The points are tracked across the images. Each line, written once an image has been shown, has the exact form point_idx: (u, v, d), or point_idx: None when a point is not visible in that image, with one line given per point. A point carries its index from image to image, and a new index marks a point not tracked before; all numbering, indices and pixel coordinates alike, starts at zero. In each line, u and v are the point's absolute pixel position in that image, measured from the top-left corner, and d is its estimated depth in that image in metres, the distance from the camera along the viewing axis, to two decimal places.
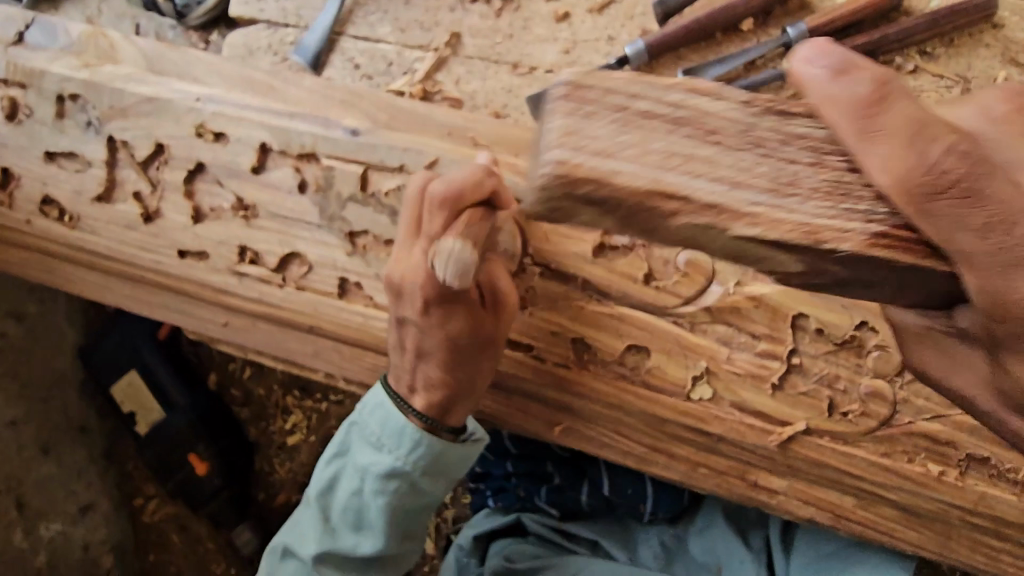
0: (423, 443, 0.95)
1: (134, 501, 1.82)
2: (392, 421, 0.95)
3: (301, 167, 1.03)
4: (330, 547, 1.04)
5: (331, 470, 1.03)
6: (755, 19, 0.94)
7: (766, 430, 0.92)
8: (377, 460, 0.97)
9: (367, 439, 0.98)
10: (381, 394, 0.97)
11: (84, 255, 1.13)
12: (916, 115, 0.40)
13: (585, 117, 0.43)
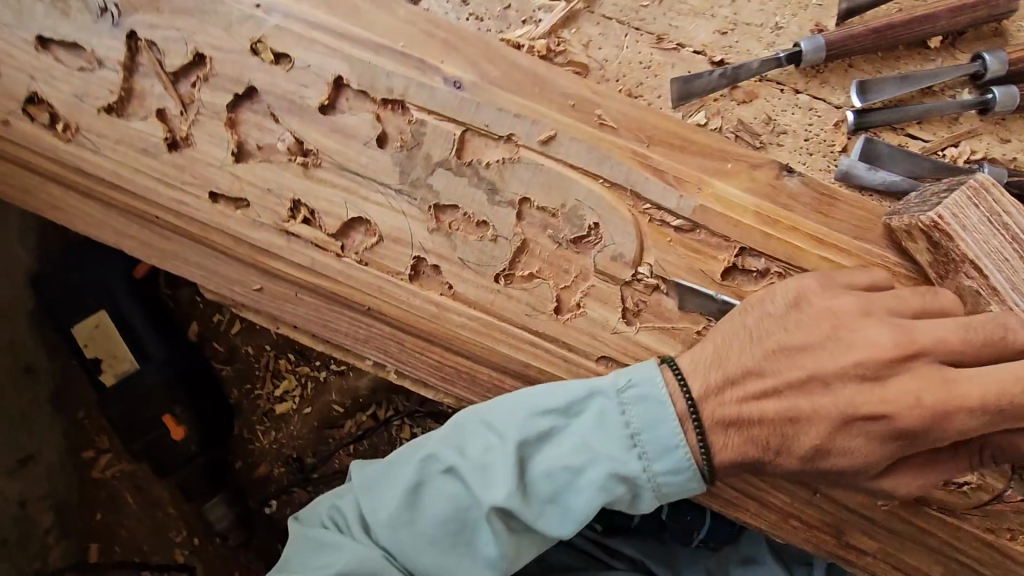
0: (687, 464, 0.75)
1: (84, 453, 1.57)
2: (665, 428, 0.75)
3: (383, 115, 0.84)
4: (498, 520, 0.77)
5: (546, 427, 0.77)
6: (943, 37, 0.83)
7: (866, 441, 0.74)
8: (623, 459, 0.75)
9: (621, 431, 0.75)
10: (662, 386, 0.76)
11: (77, 177, 0.88)
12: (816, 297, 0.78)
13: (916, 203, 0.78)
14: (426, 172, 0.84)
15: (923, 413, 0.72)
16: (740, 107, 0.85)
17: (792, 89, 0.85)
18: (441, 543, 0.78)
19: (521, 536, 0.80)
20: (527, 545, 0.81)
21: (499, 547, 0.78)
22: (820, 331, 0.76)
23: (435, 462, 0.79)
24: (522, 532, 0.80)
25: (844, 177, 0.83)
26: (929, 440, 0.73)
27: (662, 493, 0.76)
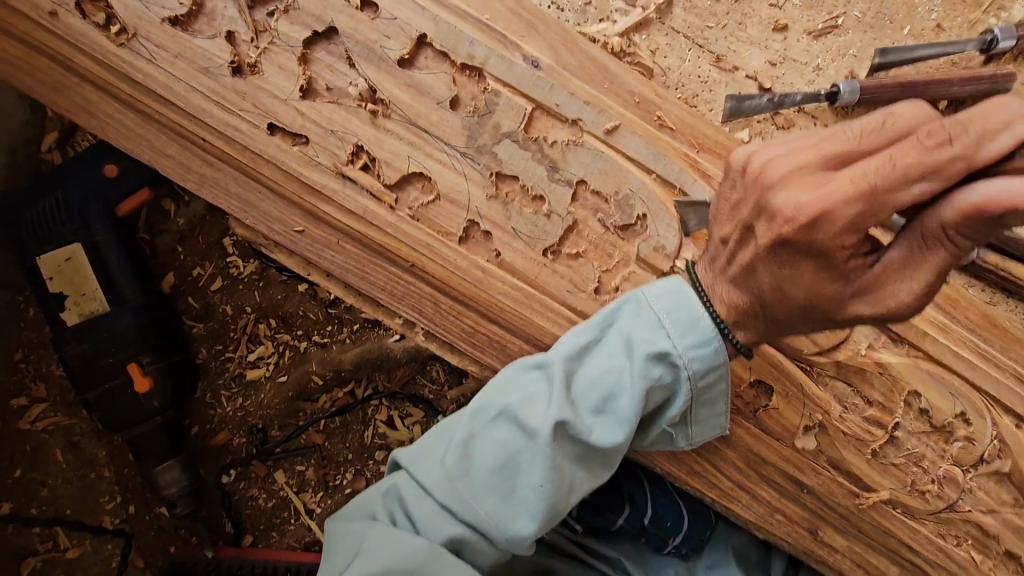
0: (713, 339, 0.77)
1: (14, 401, 1.44)
2: (687, 308, 0.78)
3: (459, 79, 0.86)
4: (558, 444, 0.77)
5: (581, 340, 0.80)
6: (948, 104, 0.97)
7: (804, 270, 0.68)
8: (653, 344, 0.77)
9: (646, 321, 0.78)
10: (682, 283, 0.80)
11: (121, 84, 0.84)
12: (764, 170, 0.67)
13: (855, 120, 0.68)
14: (492, 140, 0.87)
15: (816, 222, 0.63)
16: (779, 131, 0.95)
17: (822, 124, 0.95)
18: (502, 487, 0.79)
19: (581, 457, 0.80)
20: (589, 465, 0.80)
21: (560, 471, 0.77)
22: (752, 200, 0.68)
23: (488, 409, 0.80)
24: (581, 449, 0.79)
25: None
26: (844, 244, 0.63)
27: (697, 373, 0.78)
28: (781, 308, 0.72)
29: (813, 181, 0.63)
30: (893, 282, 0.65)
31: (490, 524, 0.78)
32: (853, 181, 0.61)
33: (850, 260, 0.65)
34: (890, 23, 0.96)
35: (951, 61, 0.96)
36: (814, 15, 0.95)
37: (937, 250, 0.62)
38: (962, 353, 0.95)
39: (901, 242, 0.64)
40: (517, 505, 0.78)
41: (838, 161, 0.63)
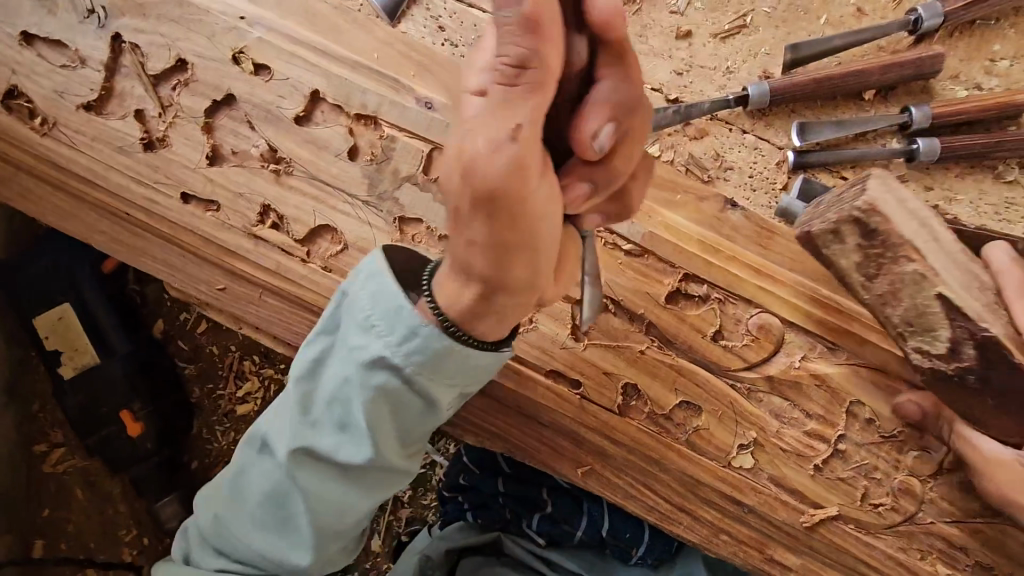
0: (420, 328, 0.73)
1: (36, 447, 1.57)
2: (387, 294, 0.74)
3: (355, 129, 0.88)
4: (302, 466, 0.82)
5: (312, 356, 0.81)
6: (876, 92, 0.90)
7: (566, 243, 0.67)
8: (365, 347, 0.76)
9: (354, 320, 0.77)
10: (383, 259, 0.78)
11: (50, 170, 0.90)
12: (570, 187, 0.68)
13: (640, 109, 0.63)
14: (393, 186, 0.89)
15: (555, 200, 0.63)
16: (693, 142, 0.92)
17: (739, 129, 0.92)
18: (311, 489, 0.83)
19: (342, 477, 0.83)
20: (386, 454, 0.83)
21: (314, 495, 0.82)
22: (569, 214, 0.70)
23: (257, 440, 0.87)
24: (337, 472, 0.83)
25: (782, 213, 0.90)
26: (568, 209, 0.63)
27: (453, 356, 0.75)
28: (481, 261, 0.65)
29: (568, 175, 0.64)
30: (519, 194, 0.55)
31: (267, 553, 0.86)
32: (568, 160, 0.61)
33: (466, 172, 0.54)
34: (804, 14, 0.90)
35: (877, 45, 0.90)
36: (719, 17, 0.91)
37: (518, 116, 0.51)
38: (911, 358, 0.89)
39: (493, 126, 0.51)
40: (293, 532, 0.85)
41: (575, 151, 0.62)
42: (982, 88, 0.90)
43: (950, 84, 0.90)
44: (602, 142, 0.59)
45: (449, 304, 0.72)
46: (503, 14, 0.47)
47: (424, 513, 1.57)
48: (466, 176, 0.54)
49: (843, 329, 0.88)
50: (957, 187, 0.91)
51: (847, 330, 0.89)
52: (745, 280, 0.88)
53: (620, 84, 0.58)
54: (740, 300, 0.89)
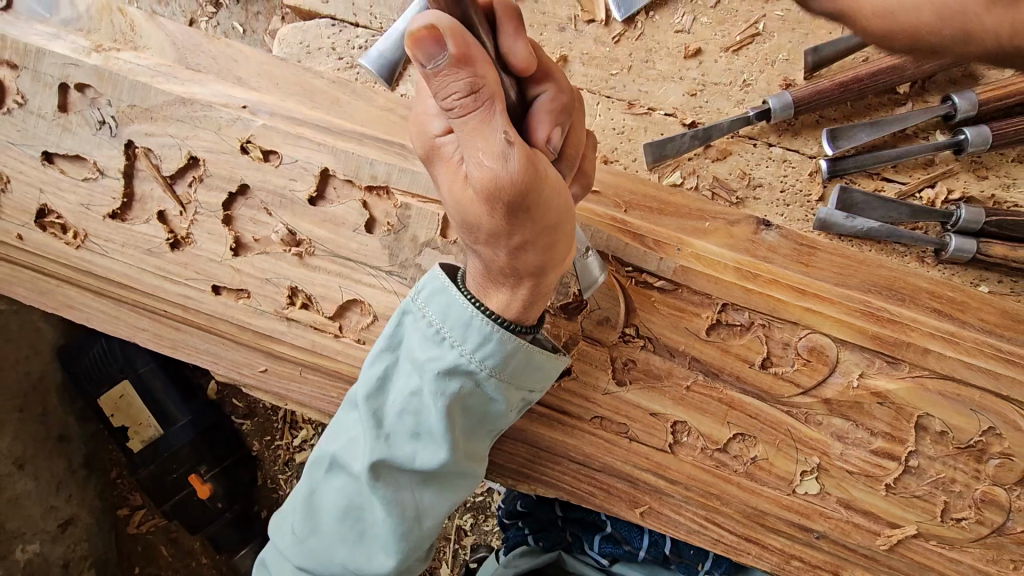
0: (493, 332, 0.70)
1: (119, 511, 1.63)
2: (455, 307, 0.70)
3: (369, 201, 0.88)
4: (383, 479, 0.76)
5: (378, 373, 0.76)
6: (912, 83, 0.84)
7: (515, 248, 0.65)
8: (433, 359, 0.72)
9: (424, 332, 0.73)
10: (442, 276, 0.73)
11: (89, 278, 0.93)
12: (550, 218, 0.64)
13: (487, 113, 0.55)
14: (414, 252, 0.88)
15: (485, 200, 0.60)
16: (716, 164, 0.89)
17: (765, 142, 0.88)
18: (357, 529, 0.78)
19: (424, 483, 0.78)
20: (434, 486, 0.78)
21: (398, 505, 0.76)
22: (541, 241, 0.65)
23: (326, 455, 0.79)
24: (420, 480, 0.77)
25: (822, 226, 0.85)
26: (491, 215, 0.61)
27: (490, 371, 0.72)
28: (530, 256, 0.66)
29: (517, 195, 0.58)
30: (534, 172, 0.59)
31: (346, 562, 0.79)
32: (488, 174, 0.57)
33: (492, 188, 0.58)
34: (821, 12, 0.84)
35: None
36: (729, 29, 0.86)
37: (497, 129, 0.56)
38: (981, 364, 0.83)
39: (480, 148, 0.56)
40: (372, 541, 0.78)
41: (493, 153, 0.56)
42: None
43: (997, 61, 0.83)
44: (557, 142, 0.69)
45: (502, 309, 0.72)
46: (441, 63, 0.52)
47: (487, 539, 1.59)
48: (494, 191, 0.58)
49: (903, 341, 0.83)
50: (1012, 173, 0.84)
51: (906, 341, 0.83)
52: (789, 302, 0.83)
53: (558, 89, 0.70)
54: (786, 323, 0.84)
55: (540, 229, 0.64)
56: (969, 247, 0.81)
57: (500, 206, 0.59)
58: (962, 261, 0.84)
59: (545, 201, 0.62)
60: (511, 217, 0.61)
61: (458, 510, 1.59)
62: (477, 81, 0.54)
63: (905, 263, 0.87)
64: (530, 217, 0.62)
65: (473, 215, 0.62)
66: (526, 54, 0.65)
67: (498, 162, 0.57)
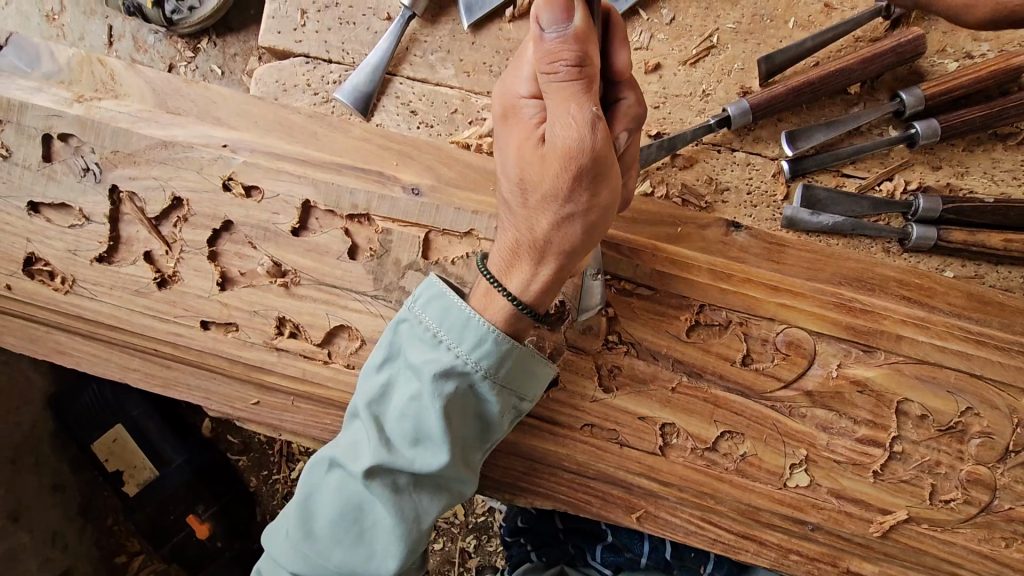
0: (489, 334, 0.73)
1: (117, 558, 1.60)
2: (451, 312, 0.74)
3: (350, 229, 0.90)
4: (381, 481, 0.77)
5: (380, 379, 0.78)
6: (862, 83, 0.88)
7: (564, 215, 0.70)
8: (430, 362, 0.74)
9: (423, 337, 0.75)
10: (439, 283, 0.76)
11: (78, 322, 0.94)
12: (603, 201, 0.70)
13: (583, 89, 0.63)
14: (397, 275, 0.90)
15: (556, 160, 0.66)
16: (682, 171, 0.92)
17: (728, 148, 0.92)
18: (353, 533, 0.79)
19: (421, 487, 0.79)
20: (432, 490, 0.79)
21: (396, 507, 0.77)
22: (587, 221, 0.70)
23: (325, 461, 0.80)
24: (417, 484, 0.79)
25: (790, 224, 0.88)
26: (557, 176, 0.67)
27: (486, 373, 0.74)
28: (573, 230, 0.71)
29: (590, 164, 0.65)
30: (608, 150, 0.66)
31: (342, 567, 0.79)
32: (572, 139, 0.64)
33: (568, 153, 0.65)
34: (771, 22, 0.89)
35: (853, 37, 0.88)
36: (685, 43, 0.90)
37: (587, 102, 0.63)
38: (953, 347, 0.85)
39: (571, 112, 0.63)
40: (369, 544, 0.79)
41: (583, 121, 0.64)
42: (973, 56, 0.87)
43: (939, 59, 0.88)
44: (620, 144, 0.74)
45: (521, 292, 0.74)
46: (558, 27, 0.61)
47: (492, 559, 1.58)
48: (569, 156, 0.65)
49: (876, 329, 0.86)
50: (965, 162, 0.88)
51: (879, 329, 0.85)
52: (763, 299, 0.86)
53: (641, 100, 0.74)
54: (763, 319, 0.87)
55: (592, 207, 0.69)
56: (930, 235, 0.85)
57: (569, 171, 0.66)
58: (926, 248, 0.87)
59: (607, 182, 0.68)
60: (572, 185, 0.67)
61: (461, 532, 1.59)
62: (586, 55, 0.62)
63: (872, 254, 0.90)
64: (587, 191, 0.68)
65: (539, 176, 0.68)
66: (625, 58, 0.71)
67: (582, 128, 0.64)
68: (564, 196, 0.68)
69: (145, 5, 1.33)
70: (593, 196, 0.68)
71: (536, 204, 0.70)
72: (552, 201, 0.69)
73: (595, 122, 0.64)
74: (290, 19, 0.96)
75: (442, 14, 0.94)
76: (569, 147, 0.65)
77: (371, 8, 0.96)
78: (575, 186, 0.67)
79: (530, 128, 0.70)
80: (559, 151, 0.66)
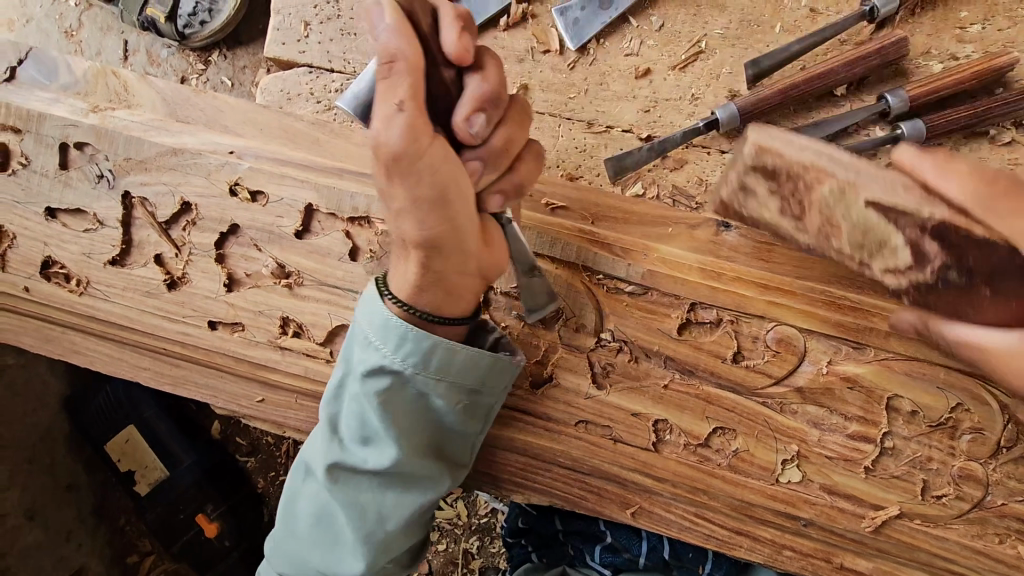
0: (410, 333, 0.76)
1: (129, 558, 1.63)
2: (384, 316, 0.77)
3: (351, 231, 0.93)
4: (342, 484, 0.81)
5: (331, 386, 0.82)
6: (848, 85, 0.90)
7: (429, 222, 0.71)
8: (367, 367, 0.78)
9: (359, 343, 0.79)
10: (374, 289, 0.79)
11: (92, 323, 0.98)
12: (438, 206, 0.70)
13: (394, 97, 0.63)
14: None
15: (443, 172, 0.67)
16: (673, 173, 0.95)
17: (717, 150, 0.94)
18: (326, 534, 0.84)
19: (385, 489, 0.82)
20: (395, 491, 0.82)
21: (356, 505, 0.81)
22: (434, 223, 0.71)
23: (300, 468, 0.86)
24: (375, 484, 0.82)
25: None
26: (433, 187, 0.68)
27: (419, 370, 0.77)
28: (427, 235, 0.72)
29: (410, 165, 0.66)
30: (422, 155, 0.65)
31: (321, 566, 0.85)
32: (419, 150, 0.65)
33: (388, 157, 0.65)
34: (758, 28, 0.91)
35: (838, 41, 0.90)
36: (674, 49, 0.93)
37: (394, 103, 0.63)
38: None
39: (394, 113, 0.63)
40: (342, 541, 0.83)
41: (403, 125, 0.63)
42: (958, 58, 0.88)
43: (925, 61, 0.89)
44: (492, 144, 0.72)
45: (426, 303, 0.78)
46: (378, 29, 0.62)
47: (495, 560, 1.59)
48: (401, 160, 0.65)
49: (865, 326, 0.87)
50: None
51: (868, 326, 0.87)
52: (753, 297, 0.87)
53: (493, 77, 0.67)
54: (753, 317, 0.89)
55: (437, 220, 0.71)
56: None
57: (412, 184, 0.68)
58: None
59: (432, 190, 0.68)
60: (422, 195, 0.69)
61: (464, 533, 1.60)
62: (394, 49, 0.62)
63: None
64: (438, 212, 0.70)
65: (448, 188, 0.69)
66: (453, 38, 0.64)
67: (399, 141, 0.64)
68: (441, 209, 0.70)
69: (158, 18, 1.38)
70: (435, 207, 0.70)
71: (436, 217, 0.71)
72: (445, 216, 0.71)
73: (411, 126, 0.63)
74: (293, 31, 1.00)
75: None
76: (391, 147, 0.64)
77: None
78: (439, 197, 0.69)
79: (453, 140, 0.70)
80: (421, 160, 0.66)
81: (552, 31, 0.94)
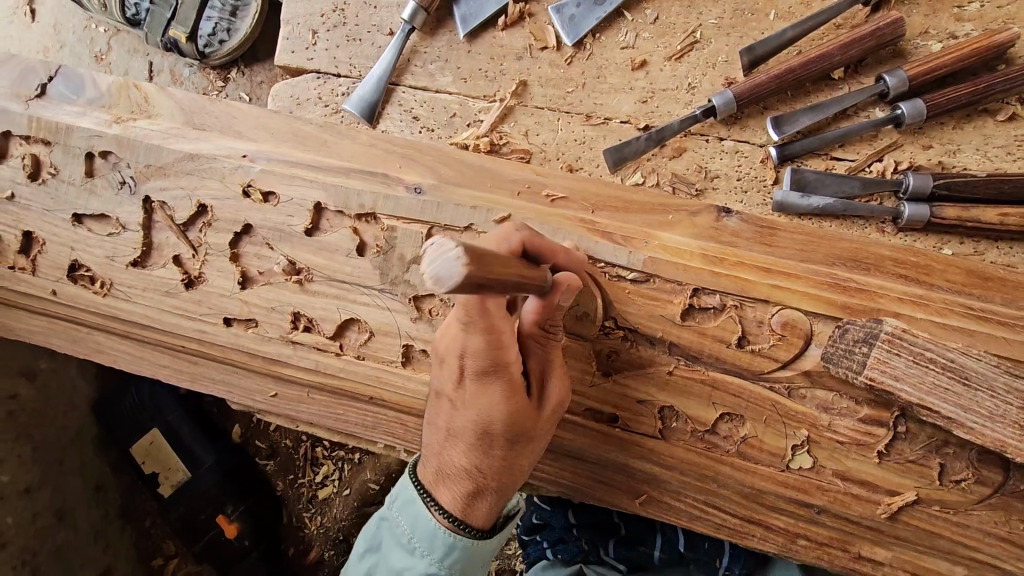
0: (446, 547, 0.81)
1: (153, 561, 1.66)
2: (420, 534, 0.83)
3: (358, 227, 0.96)
4: None
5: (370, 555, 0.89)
6: (845, 68, 0.90)
7: (515, 466, 0.83)
8: (411, 566, 0.84)
9: (398, 544, 0.86)
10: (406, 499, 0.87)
11: (116, 323, 1.03)
12: (531, 446, 0.83)
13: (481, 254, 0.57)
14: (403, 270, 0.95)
15: (510, 418, 0.79)
16: (672, 161, 0.96)
17: (715, 137, 0.95)
18: None
19: None
20: None
21: None
22: (527, 455, 0.84)
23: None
24: None
25: (781, 208, 0.90)
26: (510, 442, 0.81)
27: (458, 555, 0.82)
28: (509, 486, 0.84)
29: (541, 428, 0.83)
30: (538, 430, 0.82)
31: None
32: (531, 417, 0.80)
33: (514, 429, 0.79)
34: (752, 16, 0.92)
35: (833, 24, 0.91)
36: (669, 40, 0.94)
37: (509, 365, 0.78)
38: (955, 323, 0.84)
39: (497, 400, 0.78)
40: None
41: (520, 403, 0.79)
42: (957, 36, 0.88)
43: (923, 41, 0.89)
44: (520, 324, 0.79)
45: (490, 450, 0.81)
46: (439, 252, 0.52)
47: (511, 563, 1.58)
48: (514, 422, 0.79)
49: (873, 308, 0.85)
50: (956, 139, 0.89)
51: (876, 307, 0.85)
52: (756, 281, 0.87)
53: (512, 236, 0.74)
54: (758, 302, 0.88)
55: (525, 471, 0.85)
56: (922, 213, 0.85)
57: (527, 440, 0.82)
58: (920, 227, 0.87)
59: (537, 439, 0.83)
60: (531, 432, 0.82)
61: None
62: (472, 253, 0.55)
63: (865, 234, 0.90)
64: (533, 453, 0.84)
65: (489, 428, 0.80)
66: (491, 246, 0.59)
67: (522, 435, 0.80)
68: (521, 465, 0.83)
69: (179, 38, 1.42)
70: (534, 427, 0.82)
71: (503, 467, 0.81)
72: (520, 437, 0.81)
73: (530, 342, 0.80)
74: (302, 40, 1.05)
75: (440, 26, 1.01)
76: (518, 413, 0.79)
77: (376, 25, 1.04)
78: (531, 445, 0.83)
79: (459, 371, 0.80)
80: (512, 455, 0.81)
81: (549, 28, 0.97)
